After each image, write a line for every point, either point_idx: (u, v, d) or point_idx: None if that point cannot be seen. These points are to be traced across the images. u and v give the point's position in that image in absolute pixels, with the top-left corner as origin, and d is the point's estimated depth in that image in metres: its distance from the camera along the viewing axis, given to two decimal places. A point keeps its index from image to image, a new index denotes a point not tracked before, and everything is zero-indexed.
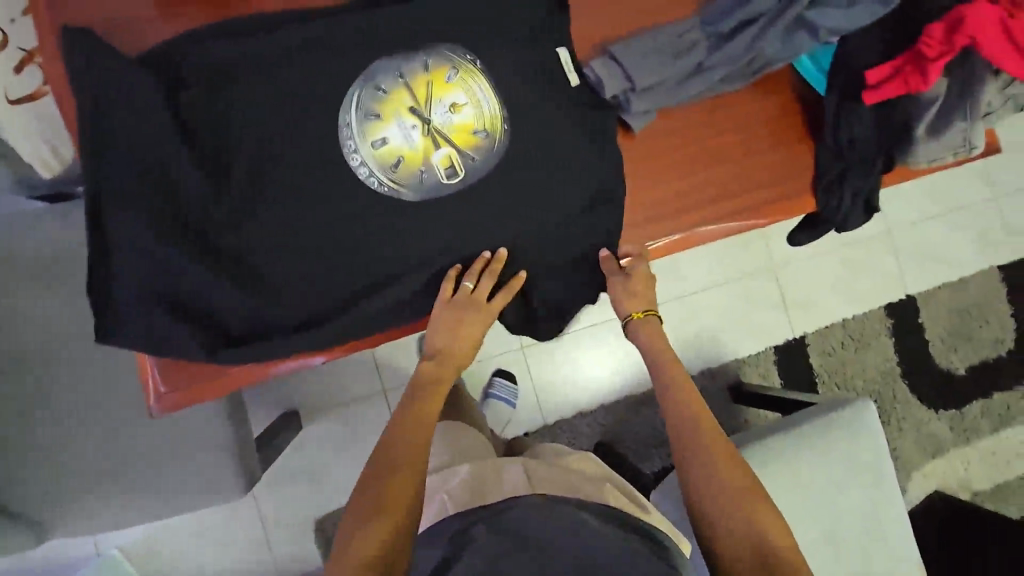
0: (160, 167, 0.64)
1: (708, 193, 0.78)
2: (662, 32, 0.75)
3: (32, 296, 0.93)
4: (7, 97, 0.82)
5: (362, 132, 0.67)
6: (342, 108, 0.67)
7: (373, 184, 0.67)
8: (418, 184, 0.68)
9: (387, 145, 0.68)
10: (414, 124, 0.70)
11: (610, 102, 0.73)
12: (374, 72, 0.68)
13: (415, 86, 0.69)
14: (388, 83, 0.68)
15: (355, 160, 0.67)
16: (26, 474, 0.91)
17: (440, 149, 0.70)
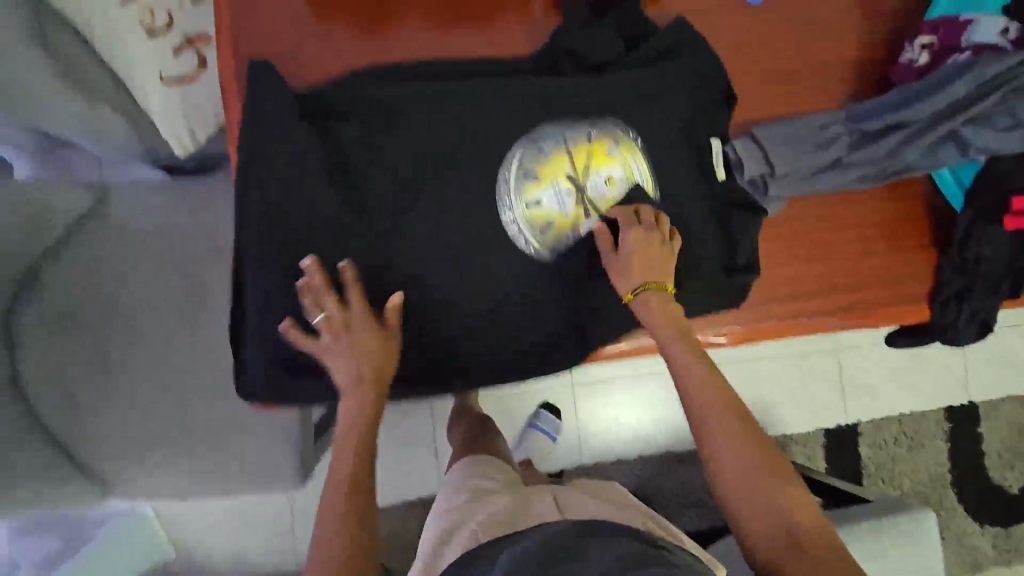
0: (318, 182, 0.69)
1: (821, 285, 0.77)
2: (806, 122, 0.76)
3: (144, 263, 0.98)
4: (160, 76, 0.88)
5: (519, 192, 0.73)
6: (505, 165, 0.73)
7: (521, 241, 0.73)
8: (561, 249, 0.74)
9: (539, 207, 0.74)
10: (568, 191, 0.74)
11: (747, 184, 0.75)
12: (538, 137, 0.73)
13: (574, 155, 0.74)
14: (550, 146, 0.74)
15: (509, 216, 0.73)
16: (100, 428, 0.94)
17: (587, 218, 0.74)
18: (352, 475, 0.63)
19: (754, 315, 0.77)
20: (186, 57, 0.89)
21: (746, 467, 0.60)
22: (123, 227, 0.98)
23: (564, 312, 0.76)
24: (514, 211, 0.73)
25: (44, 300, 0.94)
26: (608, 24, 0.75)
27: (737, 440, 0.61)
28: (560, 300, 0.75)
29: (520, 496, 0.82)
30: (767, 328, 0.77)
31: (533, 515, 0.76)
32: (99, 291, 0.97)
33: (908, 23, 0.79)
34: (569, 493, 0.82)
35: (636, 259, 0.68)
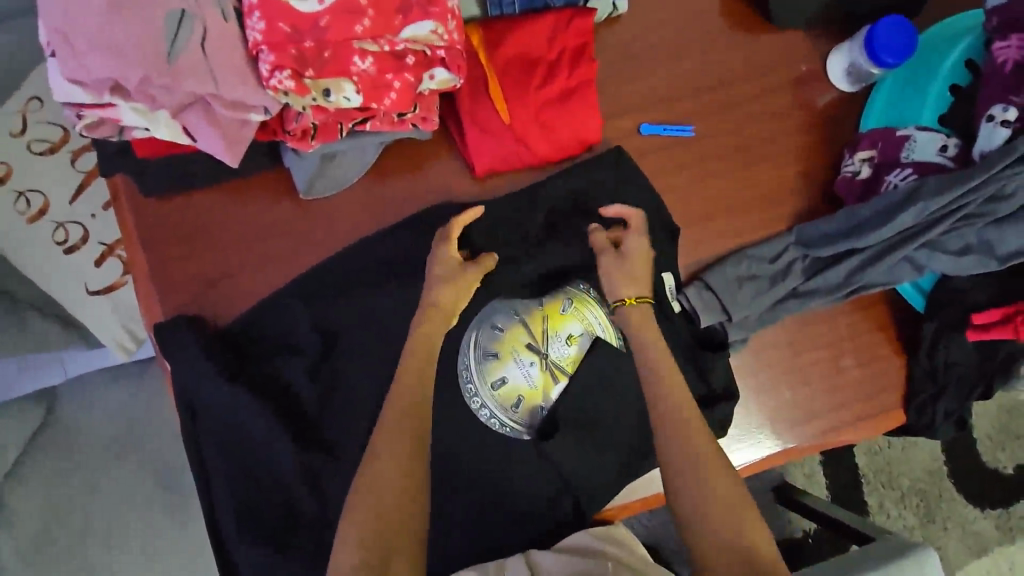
0: (264, 421, 0.65)
1: (797, 411, 0.76)
2: (759, 253, 0.74)
3: (105, 466, 0.94)
4: (86, 288, 0.84)
5: (481, 374, 0.68)
6: (461, 351, 0.69)
7: (494, 424, 0.69)
8: (540, 423, 0.70)
9: (505, 385, 0.68)
10: (532, 361, 0.69)
11: (708, 329, 0.73)
12: (489, 313, 0.70)
13: (530, 322, 0.69)
14: (505, 322, 0.69)
15: (477, 402, 0.68)
16: None
17: (558, 382, 0.70)
18: (401, 455, 0.57)
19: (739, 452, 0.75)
20: (108, 265, 0.84)
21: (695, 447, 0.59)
22: (79, 435, 0.95)
23: (549, 494, 0.70)
24: (481, 393, 0.69)
25: (11, 528, 0.89)
26: (543, 189, 0.71)
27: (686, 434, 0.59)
28: (544, 484, 0.70)
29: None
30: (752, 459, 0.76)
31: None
32: (65, 502, 0.92)
33: (841, 127, 0.78)
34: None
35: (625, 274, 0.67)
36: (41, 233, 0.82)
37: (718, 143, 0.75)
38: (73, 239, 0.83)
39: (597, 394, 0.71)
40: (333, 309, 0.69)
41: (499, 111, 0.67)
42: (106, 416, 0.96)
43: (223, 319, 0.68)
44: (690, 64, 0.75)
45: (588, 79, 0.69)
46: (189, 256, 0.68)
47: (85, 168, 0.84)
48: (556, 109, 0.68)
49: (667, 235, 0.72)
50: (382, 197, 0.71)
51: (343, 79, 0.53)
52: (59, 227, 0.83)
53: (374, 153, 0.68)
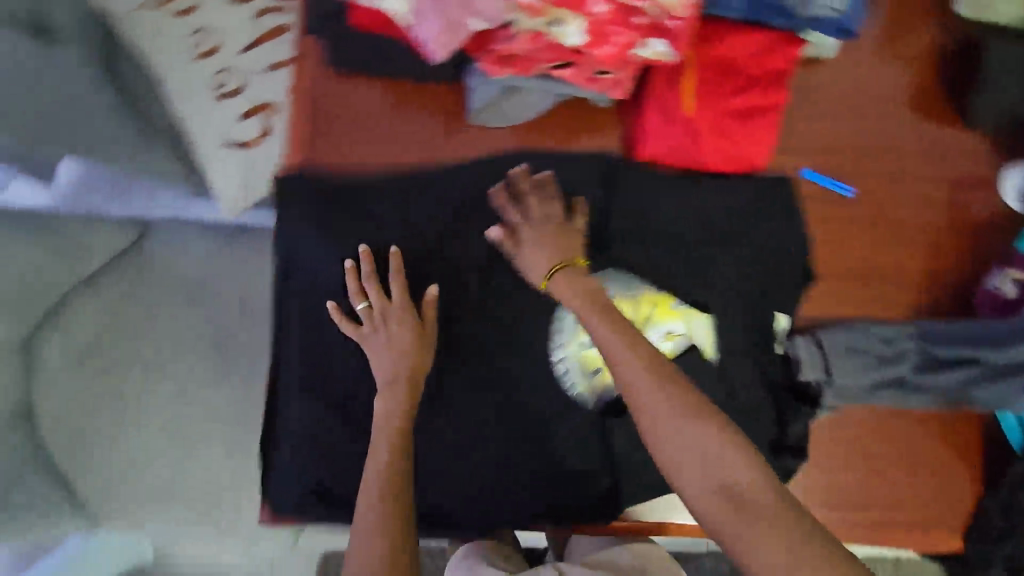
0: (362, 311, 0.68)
1: (855, 498, 0.74)
2: (877, 331, 0.72)
3: (173, 312, 0.96)
4: (222, 139, 0.86)
5: (574, 330, 0.70)
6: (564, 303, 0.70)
7: (567, 383, 0.70)
8: (608, 399, 0.70)
9: (591, 348, 0.70)
10: None
11: (803, 384, 0.72)
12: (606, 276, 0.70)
13: (640, 301, 0.70)
14: (617, 291, 0.70)
15: (559, 354, 0.70)
16: (97, 465, 0.94)
17: None
18: None
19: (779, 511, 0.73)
20: (251, 122, 0.86)
21: (697, 439, 0.53)
22: (156, 271, 0.97)
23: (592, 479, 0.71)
24: (566, 346, 0.71)
25: (66, 330, 0.94)
26: (691, 194, 0.71)
27: (695, 429, 0.54)
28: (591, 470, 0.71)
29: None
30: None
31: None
32: (122, 329, 0.95)
33: (1002, 241, 0.75)
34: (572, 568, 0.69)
35: (542, 253, 0.66)
36: (205, 73, 0.85)
37: (872, 213, 0.74)
38: (229, 87, 0.85)
39: None
40: (456, 236, 0.71)
41: (685, 105, 0.67)
42: (187, 263, 0.97)
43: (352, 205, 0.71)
44: (872, 127, 0.74)
45: (778, 105, 0.69)
46: (346, 137, 0.71)
47: (266, 26, 0.85)
48: (736, 123, 0.69)
49: (789, 281, 0.72)
50: (539, 148, 0.72)
51: (575, 16, 0.55)
52: (222, 72, 0.85)
53: (551, 102, 0.69)
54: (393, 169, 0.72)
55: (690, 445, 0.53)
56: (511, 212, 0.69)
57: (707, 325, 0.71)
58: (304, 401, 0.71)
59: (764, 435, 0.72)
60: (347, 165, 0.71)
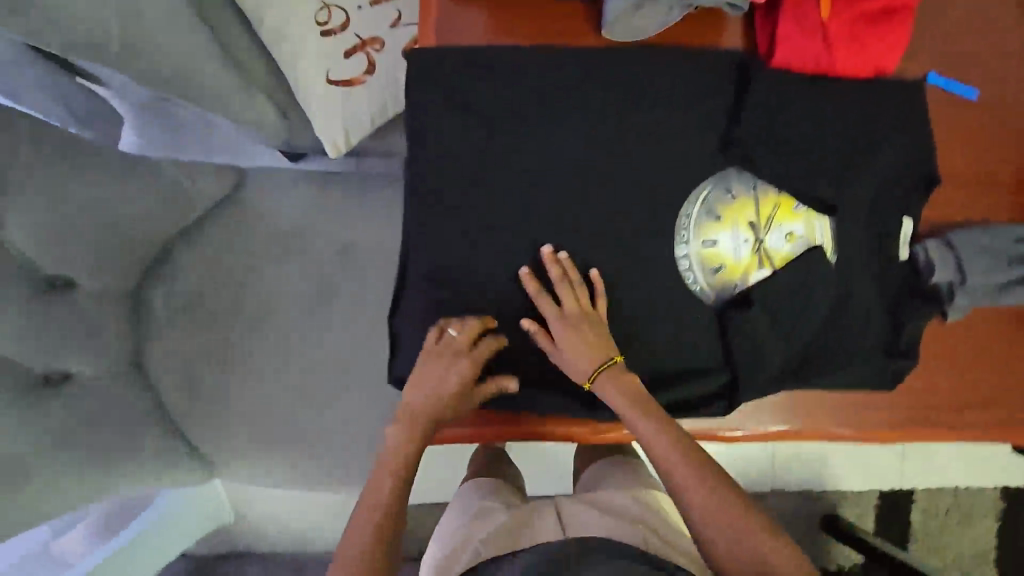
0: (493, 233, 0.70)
1: (975, 398, 0.76)
2: (1002, 232, 0.74)
3: (272, 260, 0.97)
4: (327, 77, 0.85)
5: (699, 228, 0.72)
6: (689, 201, 0.72)
7: (689, 279, 0.72)
8: (728, 296, 0.73)
9: (714, 247, 0.72)
10: (746, 238, 0.73)
11: (933, 287, 0.74)
12: (730, 177, 0.72)
13: (761, 203, 0.73)
14: (739, 190, 0.73)
15: (683, 251, 0.72)
16: (208, 414, 0.96)
17: (759, 269, 0.74)
18: None
19: (886, 410, 0.76)
20: (355, 59, 0.86)
21: (709, 511, 0.65)
22: (251, 220, 0.98)
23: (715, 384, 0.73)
24: (689, 245, 0.72)
25: (170, 284, 0.96)
26: (812, 105, 0.72)
27: (713, 510, 0.65)
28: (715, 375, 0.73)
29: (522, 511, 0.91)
30: (887, 421, 0.76)
31: (535, 530, 0.87)
32: (224, 279, 0.97)
33: None
34: (574, 504, 0.92)
35: (575, 341, 0.69)
36: (308, 11, 0.84)
37: (987, 120, 0.76)
38: (333, 24, 0.85)
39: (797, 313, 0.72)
40: (583, 154, 0.71)
41: (821, 7, 0.69)
42: (281, 211, 0.98)
43: (487, 128, 0.71)
44: (989, 36, 0.76)
45: (907, 8, 0.70)
46: (476, 61, 0.71)
47: None
48: (869, 27, 0.70)
49: (908, 188, 0.73)
50: (662, 62, 0.72)
51: None
52: (324, 8, 0.85)
53: (680, 16, 0.70)
54: (516, 89, 0.71)
55: (703, 498, 0.65)
56: (546, 300, 0.70)
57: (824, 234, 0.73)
58: (438, 325, 0.72)
59: (887, 340, 0.73)
60: (472, 88, 0.71)
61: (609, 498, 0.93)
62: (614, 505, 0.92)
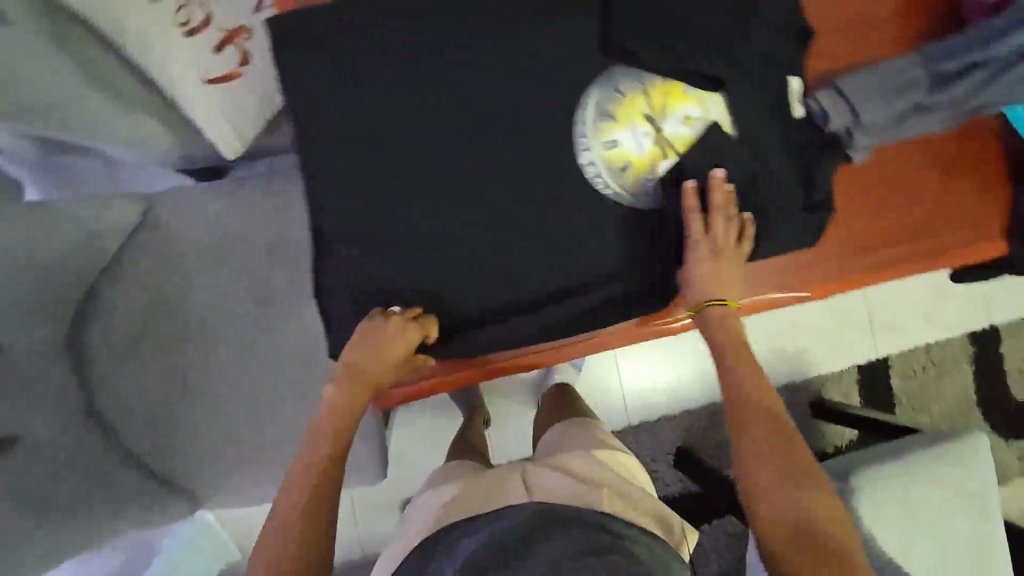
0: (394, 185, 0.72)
1: (903, 233, 0.79)
2: (883, 68, 0.76)
3: (201, 275, 0.95)
4: (201, 77, 0.84)
5: (596, 132, 0.73)
6: (583, 108, 0.72)
7: (598, 184, 0.73)
8: (640, 192, 0.74)
9: (616, 147, 0.73)
10: (645, 131, 0.73)
11: (832, 135, 0.76)
12: (615, 75, 0.73)
13: (652, 94, 0.73)
14: (628, 87, 0.73)
15: (585, 158, 0.73)
16: (175, 446, 0.94)
17: (665, 159, 0.74)
18: None
19: (821, 267, 0.79)
20: (227, 52, 0.84)
21: (774, 460, 0.63)
22: (165, 242, 0.94)
23: (646, 279, 0.76)
24: (591, 151, 0.73)
25: (104, 324, 0.92)
26: None
27: (768, 457, 0.64)
28: (640, 272, 0.75)
29: (483, 484, 0.97)
30: (817, 279, 0.79)
31: (500, 497, 0.93)
32: (156, 307, 0.94)
33: None
34: (537, 469, 1.00)
35: (705, 275, 0.72)
36: (164, 12, 0.81)
37: None
38: (194, 21, 0.83)
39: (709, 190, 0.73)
40: (462, 83, 0.71)
41: None
42: (195, 222, 0.95)
43: (367, 81, 0.71)
44: None
45: None
46: (339, 19, 0.71)
47: None
48: None
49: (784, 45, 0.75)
50: None
51: None
52: (181, 6, 0.82)
53: None
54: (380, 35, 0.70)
55: (762, 445, 0.64)
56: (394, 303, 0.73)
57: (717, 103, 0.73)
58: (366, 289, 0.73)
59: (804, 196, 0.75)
60: (339, 48, 0.71)
61: (568, 463, 1.00)
62: (576, 471, 0.98)
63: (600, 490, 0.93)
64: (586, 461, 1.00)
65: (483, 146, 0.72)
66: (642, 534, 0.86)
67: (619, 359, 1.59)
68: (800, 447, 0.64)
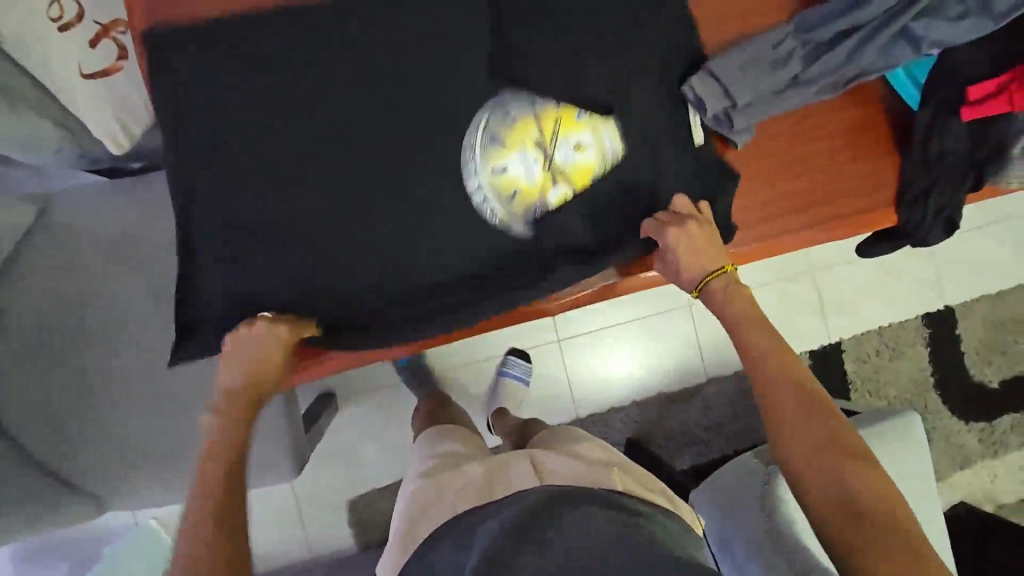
0: (251, 171, 0.70)
1: (794, 204, 0.77)
2: (754, 46, 0.72)
3: (104, 273, 0.96)
4: (80, 71, 0.83)
5: (485, 157, 0.72)
6: (469, 132, 0.72)
7: (485, 209, 0.72)
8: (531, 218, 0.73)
9: (505, 173, 0.72)
10: (536, 158, 0.73)
11: (712, 121, 0.73)
12: (502, 101, 0.72)
13: (542, 120, 0.73)
14: (517, 111, 0.73)
15: (472, 182, 0.72)
16: (80, 447, 0.94)
17: (556, 186, 0.74)
18: None
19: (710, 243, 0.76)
20: (104, 47, 0.84)
21: (806, 421, 0.62)
22: (65, 242, 0.95)
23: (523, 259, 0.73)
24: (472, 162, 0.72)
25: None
26: None
27: (802, 418, 0.62)
28: (515, 253, 0.73)
29: (494, 464, 0.95)
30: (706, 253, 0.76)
31: (508, 482, 0.91)
32: (58, 308, 0.95)
33: None
34: (547, 455, 0.97)
35: (688, 250, 0.69)
36: (36, 8, 0.80)
37: None
38: (68, 16, 0.82)
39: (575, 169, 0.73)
40: (313, 65, 0.70)
41: None
42: (94, 221, 0.96)
43: (224, 63, 0.69)
44: None
45: None
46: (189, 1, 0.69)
47: None
48: None
49: (652, 16, 0.73)
50: None
51: None
52: (53, 2, 0.81)
53: None
54: (227, 20, 0.69)
55: (790, 404, 0.63)
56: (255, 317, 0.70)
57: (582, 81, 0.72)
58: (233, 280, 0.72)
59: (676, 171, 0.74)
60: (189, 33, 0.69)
61: (580, 446, 1.00)
62: (585, 454, 0.98)
63: (612, 473, 0.94)
64: (595, 448, 1.00)
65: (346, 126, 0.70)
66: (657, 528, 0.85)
67: (567, 352, 1.55)
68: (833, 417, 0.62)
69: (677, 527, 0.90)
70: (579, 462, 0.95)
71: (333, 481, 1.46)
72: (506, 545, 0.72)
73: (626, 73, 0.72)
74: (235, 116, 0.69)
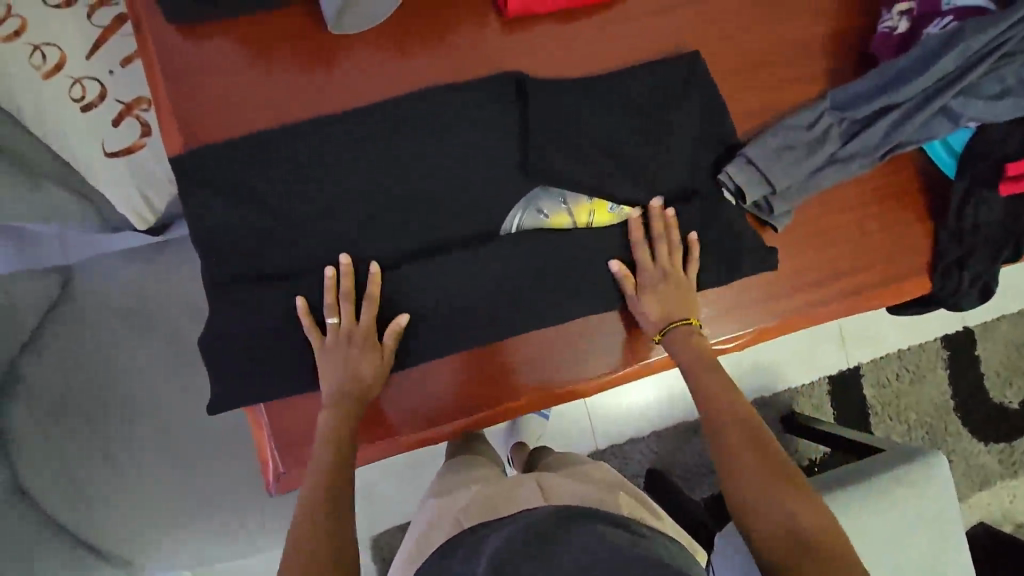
0: (282, 259, 0.69)
1: (826, 275, 0.75)
2: (793, 124, 0.72)
3: (129, 340, 0.96)
4: (104, 150, 0.82)
5: (524, 259, 0.71)
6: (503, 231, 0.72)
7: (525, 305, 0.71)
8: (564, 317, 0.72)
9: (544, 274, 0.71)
10: (574, 254, 0.72)
11: (753, 206, 0.72)
12: (536, 197, 0.72)
13: (576, 214, 0.72)
14: (550, 208, 0.72)
15: (510, 276, 0.71)
16: (106, 516, 0.92)
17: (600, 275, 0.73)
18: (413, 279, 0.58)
19: (742, 319, 0.74)
20: (127, 125, 0.83)
21: (759, 467, 0.64)
22: (89, 310, 0.95)
23: (546, 338, 0.72)
24: (506, 259, 0.70)
25: (27, 397, 0.91)
26: (555, 48, 0.73)
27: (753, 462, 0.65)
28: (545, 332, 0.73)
29: (501, 487, 0.91)
30: (741, 327, 0.75)
31: (516, 500, 0.87)
32: (84, 376, 0.94)
33: None
34: (552, 476, 0.94)
35: (657, 302, 0.70)
36: (57, 88, 0.80)
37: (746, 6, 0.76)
38: (90, 96, 0.81)
39: (605, 246, 0.72)
40: (345, 153, 0.69)
41: None
42: (119, 288, 0.96)
43: (252, 155, 0.68)
44: None
45: None
46: (217, 94, 0.68)
47: (103, 22, 0.82)
48: None
49: (680, 95, 0.73)
50: (403, 49, 0.71)
51: None
52: (75, 83, 0.81)
53: None
54: (256, 112, 0.69)
55: (736, 446, 0.67)
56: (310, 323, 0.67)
57: (610, 159, 0.72)
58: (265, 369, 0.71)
59: (709, 246, 0.73)
60: (213, 127, 0.68)
61: (585, 471, 0.98)
62: (591, 478, 0.95)
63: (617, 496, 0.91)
64: (596, 472, 0.98)
65: (377, 216, 0.70)
66: (668, 546, 0.81)
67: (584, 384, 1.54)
68: (777, 453, 0.65)
69: (682, 551, 0.86)
70: (584, 484, 0.92)
71: (352, 520, 1.34)
72: (516, 558, 0.68)
73: (650, 154, 0.73)
74: (264, 208, 0.68)
